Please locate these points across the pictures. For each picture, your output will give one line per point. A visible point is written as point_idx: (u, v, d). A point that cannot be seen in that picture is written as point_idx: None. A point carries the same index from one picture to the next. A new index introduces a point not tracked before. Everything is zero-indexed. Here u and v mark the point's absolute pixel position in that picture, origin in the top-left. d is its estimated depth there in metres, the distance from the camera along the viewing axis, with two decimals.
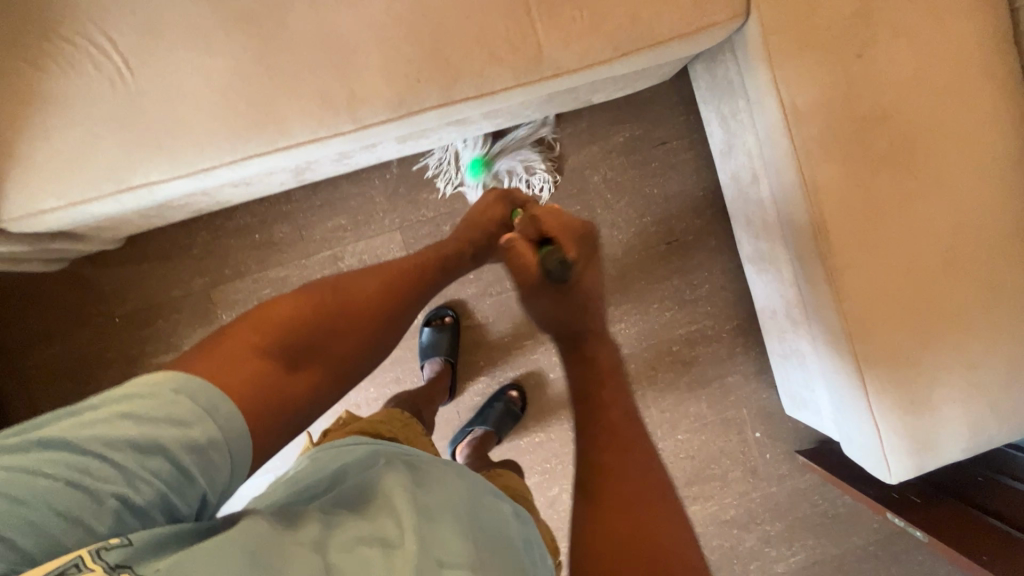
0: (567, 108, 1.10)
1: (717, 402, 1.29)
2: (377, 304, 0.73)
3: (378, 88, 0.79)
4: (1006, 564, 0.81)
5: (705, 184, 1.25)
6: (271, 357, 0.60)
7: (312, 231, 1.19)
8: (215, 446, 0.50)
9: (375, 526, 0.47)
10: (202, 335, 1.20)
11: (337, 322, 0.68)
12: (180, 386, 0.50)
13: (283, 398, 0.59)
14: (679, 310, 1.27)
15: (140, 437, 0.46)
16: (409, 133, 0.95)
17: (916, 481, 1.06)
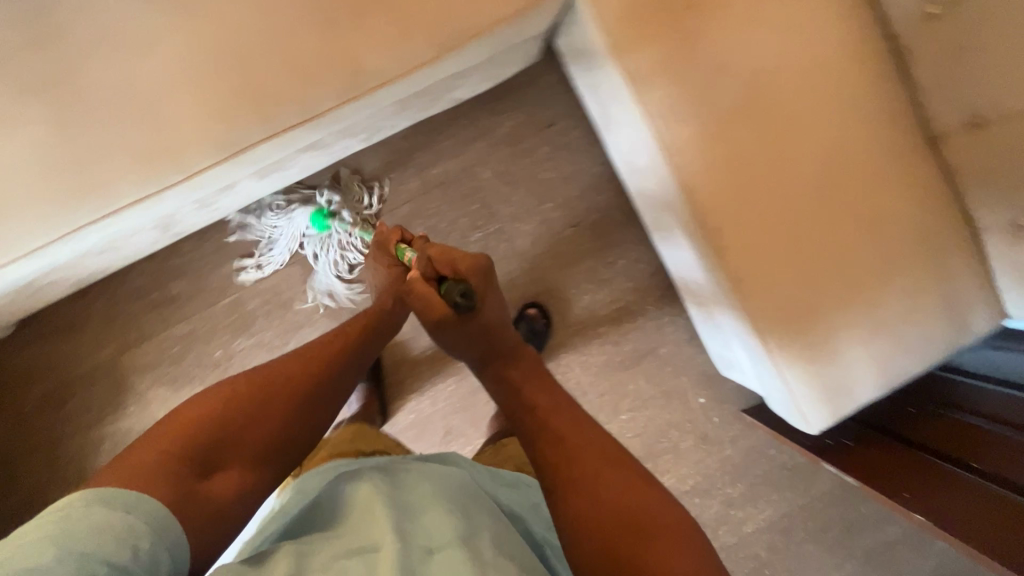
0: (433, 109, 1.06)
1: (654, 376, 1.26)
2: (301, 382, 0.70)
3: (196, 133, 0.76)
4: (926, 498, 0.79)
5: (601, 159, 1.22)
6: (179, 464, 0.57)
7: (209, 279, 1.17)
8: (146, 544, 0.50)
9: (356, 540, 0.57)
10: (119, 404, 1.17)
11: (256, 407, 0.65)
12: (90, 496, 0.50)
13: (205, 502, 0.56)
14: (599, 291, 1.24)
15: (61, 555, 0.46)
16: (262, 167, 0.92)
17: (849, 422, 1.03)
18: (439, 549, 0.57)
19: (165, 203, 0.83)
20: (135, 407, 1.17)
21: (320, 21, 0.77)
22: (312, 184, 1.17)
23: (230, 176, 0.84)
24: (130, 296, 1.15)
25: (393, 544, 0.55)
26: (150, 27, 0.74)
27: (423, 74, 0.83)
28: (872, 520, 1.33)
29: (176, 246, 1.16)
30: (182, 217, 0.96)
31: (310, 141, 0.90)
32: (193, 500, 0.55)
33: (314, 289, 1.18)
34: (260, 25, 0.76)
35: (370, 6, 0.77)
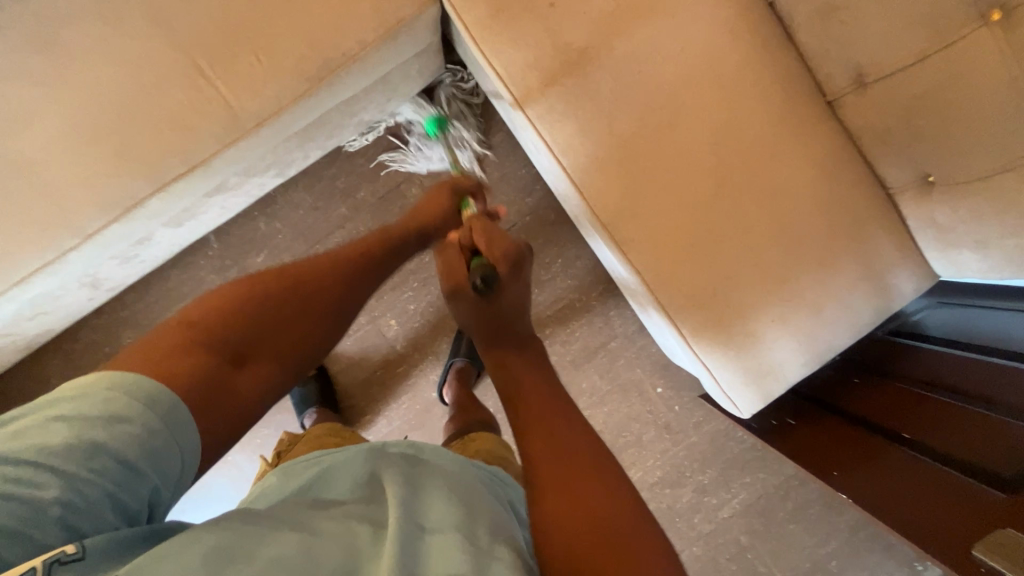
0: (344, 134, 1.07)
1: (608, 371, 1.26)
2: (318, 294, 0.72)
3: (85, 196, 0.78)
4: (857, 480, 0.78)
5: (526, 161, 1.21)
6: (214, 352, 0.60)
7: (157, 327, 1.20)
8: (159, 437, 0.50)
9: (362, 511, 0.48)
10: None
11: (295, 314, 0.69)
12: (118, 382, 0.50)
13: (229, 396, 0.58)
14: (541, 292, 1.24)
15: (80, 438, 0.46)
16: (173, 217, 0.94)
17: (790, 398, 1.02)
18: (439, 532, 0.46)
19: (76, 263, 0.85)
20: None
21: (188, 70, 0.77)
22: (244, 221, 1.19)
23: (134, 230, 0.86)
24: (83, 351, 1.19)
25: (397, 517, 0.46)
26: (21, 96, 0.75)
27: (304, 107, 0.84)
28: None
29: (121, 297, 1.19)
30: (108, 270, 0.99)
31: (211, 187, 0.91)
32: (214, 386, 0.57)
33: None
34: (129, 80, 0.76)
35: (235, 50, 0.78)
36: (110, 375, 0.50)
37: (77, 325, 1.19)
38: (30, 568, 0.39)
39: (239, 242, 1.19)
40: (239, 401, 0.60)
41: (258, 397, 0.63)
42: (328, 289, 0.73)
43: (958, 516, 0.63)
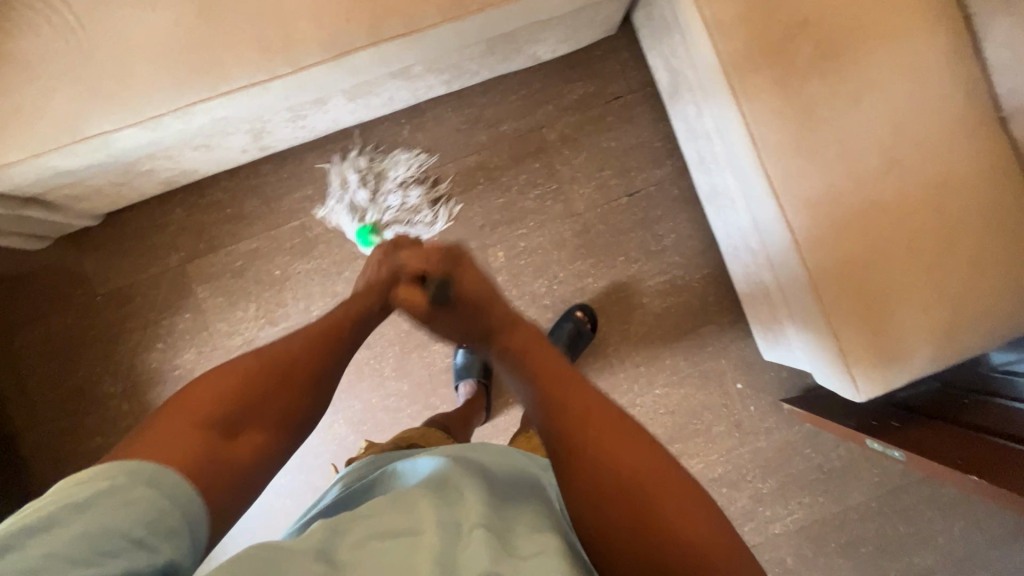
0: (512, 60, 1.14)
1: (693, 354, 1.26)
2: (335, 337, 0.71)
3: (311, 31, 0.84)
4: (979, 468, 0.79)
5: (662, 134, 1.27)
6: (196, 432, 0.54)
7: (280, 202, 1.24)
8: (171, 517, 0.46)
9: (387, 521, 0.48)
10: (179, 309, 1.23)
11: (276, 385, 0.62)
12: (112, 468, 0.46)
13: (237, 473, 0.55)
14: (647, 261, 1.26)
15: (92, 528, 0.41)
16: (355, 88, 1.00)
17: (900, 412, 1.05)
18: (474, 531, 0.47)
19: (270, 97, 0.90)
20: (192, 314, 1.23)
21: None
22: (388, 125, 1.25)
23: (332, 81, 0.91)
24: (204, 209, 1.23)
25: (431, 529, 0.46)
26: None
27: (518, 9, 0.91)
28: (910, 540, 1.26)
29: (255, 167, 1.23)
30: (275, 124, 1.04)
31: (401, 65, 0.96)
32: (205, 461, 0.53)
33: None
34: None
35: None
36: (97, 467, 0.46)
37: (206, 182, 1.23)
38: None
39: (379, 143, 1.24)
40: (233, 478, 0.55)
41: (258, 475, 0.58)
42: (314, 346, 0.68)
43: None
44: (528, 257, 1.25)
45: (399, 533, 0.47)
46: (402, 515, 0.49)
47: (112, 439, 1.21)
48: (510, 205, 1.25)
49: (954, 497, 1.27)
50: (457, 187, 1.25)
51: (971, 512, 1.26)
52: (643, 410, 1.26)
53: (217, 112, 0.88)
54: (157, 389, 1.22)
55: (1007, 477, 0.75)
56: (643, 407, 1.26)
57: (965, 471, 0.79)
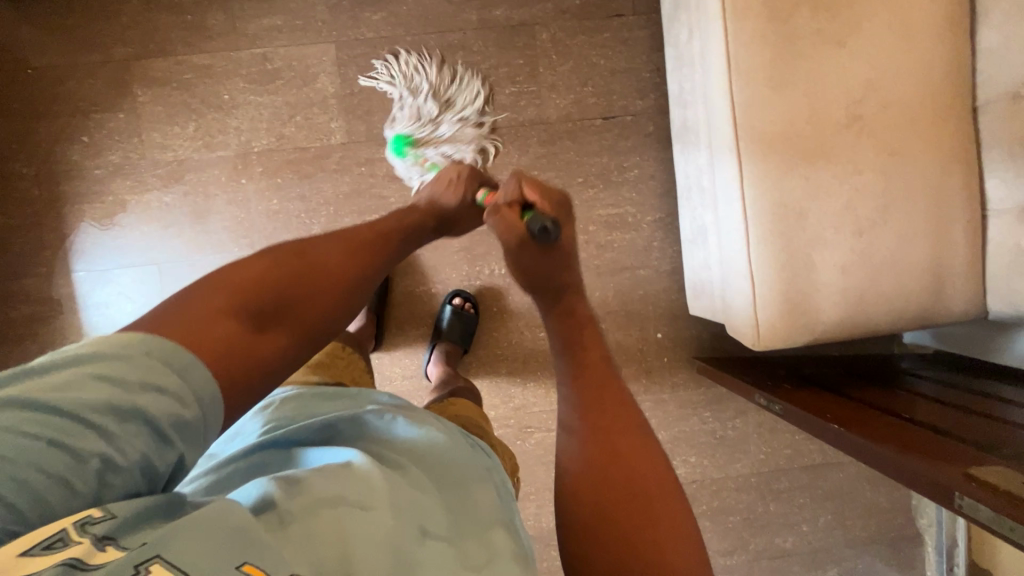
0: None
1: (624, 293, 1.25)
2: (377, 248, 0.64)
3: None
4: (844, 422, 0.82)
5: (654, 66, 1.22)
6: (229, 319, 0.47)
7: (246, 24, 1.16)
8: (194, 412, 0.42)
9: (352, 492, 0.47)
10: (113, 106, 1.16)
11: (314, 286, 0.55)
12: (156, 347, 0.42)
13: (254, 363, 0.48)
14: (604, 190, 1.23)
15: (116, 403, 0.38)
16: None
17: (797, 380, 1.07)
18: (428, 535, 0.48)
19: None
20: (126, 115, 1.16)
21: None
22: None
23: None
24: (161, 8, 1.15)
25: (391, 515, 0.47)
26: None
27: None
28: (776, 521, 1.30)
29: None
30: None
31: None
32: (240, 353, 0.46)
33: (340, 74, 1.18)
34: None
35: None
36: (146, 340, 0.42)
37: None
38: (59, 533, 0.34)
39: None
40: (261, 375, 0.48)
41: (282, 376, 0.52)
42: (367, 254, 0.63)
43: (951, 452, 0.68)
44: (487, 153, 1.21)
45: (355, 504, 0.47)
46: (358, 484, 0.49)
47: (16, 221, 1.16)
48: (484, 97, 1.20)
49: (828, 491, 1.31)
50: (433, 60, 1.19)
51: (840, 508, 1.31)
52: None
53: None
54: (73, 183, 1.16)
55: (863, 428, 0.79)
56: None
57: (831, 422, 0.82)
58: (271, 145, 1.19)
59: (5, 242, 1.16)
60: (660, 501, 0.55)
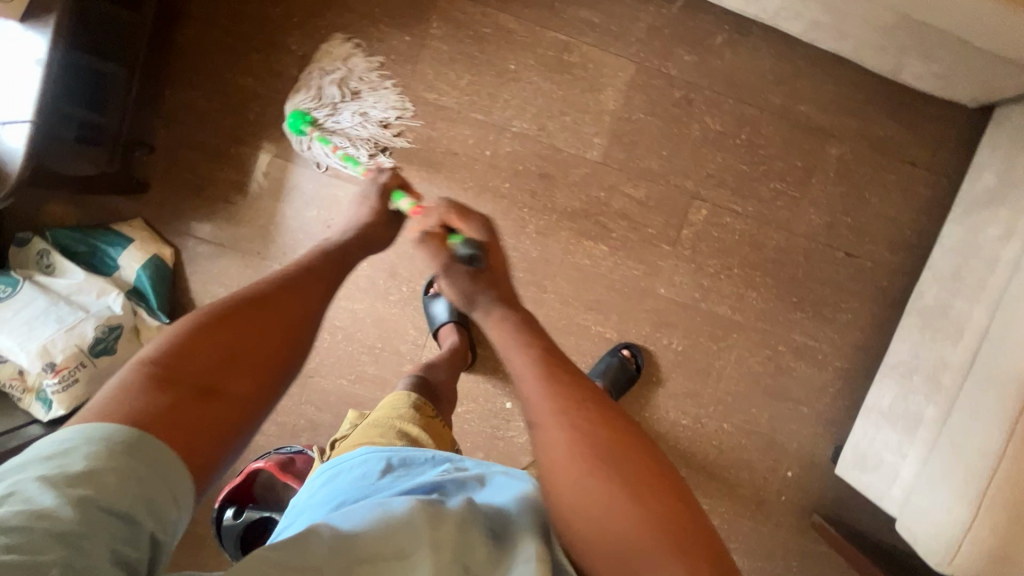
0: (883, 53, 1.01)
1: (777, 420, 1.22)
2: (303, 297, 0.68)
3: None
4: None
5: (920, 226, 1.16)
6: (166, 391, 0.55)
7: (563, 7, 1.11)
8: (150, 485, 0.49)
9: (379, 541, 0.49)
10: (404, 26, 1.12)
11: (252, 338, 0.62)
12: (94, 433, 0.50)
13: (206, 422, 0.56)
14: (810, 319, 1.20)
15: (75, 498, 0.45)
16: None
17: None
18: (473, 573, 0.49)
19: None
20: (411, 39, 1.12)
21: None
22: (709, 18, 1.12)
23: None
24: None
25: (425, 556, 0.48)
26: None
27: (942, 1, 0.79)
28: None
29: None
30: None
31: None
32: (195, 417, 0.55)
33: (626, 95, 1.14)
34: None
35: None
36: (94, 434, 0.50)
37: None
38: None
39: (690, 28, 1.12)
40: (221, 432, 0.57)
41: (252, 413, 0.60)
42: (297, 299, 0.68)
43: None
44: (722, 234, 1.17)
45: (389, 556, 0.48)
46: (386, 531, 0.50)
47: (262, 91, 1.14)
48: (742, 178, 1.16)
49: None
50: (717, 123, 1.14)
51: None
52: (699, 428, 1.23)
53: None
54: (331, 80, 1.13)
55: None
56: (702, 425, 1.23)
57: None
58: (528, 132, 1.15)
59: (244, 106, 1.14)
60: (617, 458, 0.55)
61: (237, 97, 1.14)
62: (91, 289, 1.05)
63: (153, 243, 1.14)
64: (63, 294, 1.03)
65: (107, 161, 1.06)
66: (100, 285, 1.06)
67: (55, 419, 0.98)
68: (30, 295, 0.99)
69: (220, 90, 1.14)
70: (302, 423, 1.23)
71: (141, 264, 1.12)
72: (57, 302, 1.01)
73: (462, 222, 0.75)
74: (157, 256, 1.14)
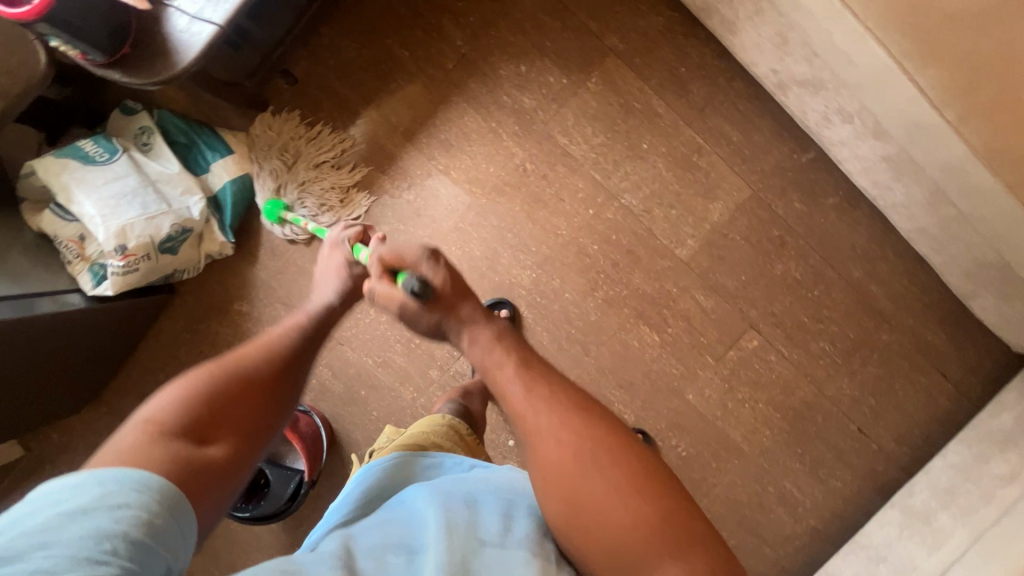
0: (968, 279, 1.09)
1: (739, 551, 1.27)
2: (285, 363, 0.73)
3: (955, 83, 0.78)
4: None
5: (929, 433, 1.25)
6: (169, 439, 0.59)
7: (711, 115, 1.17)
8: (159, 511, 0.52)
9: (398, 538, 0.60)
10: (565, 70, 1.16)
11: (242, 391, 0.67)
12: (106, 476, 0.52)
13: (207, 473, 0.59)
14: (804, 473, 1.26)
15: (93, 533, 0.48)
16: (895, 157, 0.96)
17: None
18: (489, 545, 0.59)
19: (888, 94, 0.85)
20: (567, 84, 1.16)
21: None
22: (830, 180, 1.19)
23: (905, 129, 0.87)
24: (671, 44, 1.16)
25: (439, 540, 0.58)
26: None
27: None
28: None
29: (736, 73, 1.16)
30: (830, 94, 0.96)
31: (940, 186, 0.92)
32: (190, 468, 0.58)
33: (731, 214, 1.20)
34: None
35: None
36: (106, 471, 0.52)
37: (700, 32, 1.16)
38: None
39: (811, 181, 1.19)
40: (220, 480, 0.60)
41: (235, 465, 0.63)
42: (274, 360, 0.72)
43: None
44: (761, 368, 1.24)
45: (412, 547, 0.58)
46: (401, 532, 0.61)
47: (410, 68, 1.16)
48: (799, 328, 1.23)
49: None
50: (798, 271, 1.22)
51: None
52: None
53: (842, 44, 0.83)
54: (478, 86, 1.16)
55: None
56: None
57: None
58: (634, 209, 1.19)
59: (388, 75, 1.16)
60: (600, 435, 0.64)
61: (384, 63, 1.16)
62: (177, 184, 1.04)
63: (250, 163, 1.14)
64: (151, 180, 1.02)
65: (246, 74, 1.05)
66: (187, 183, 1.05)
67: (101, 295, 0.99)
68: (124, 169, 0.99)
69: (371, 50, 1.16)
70: (312, 382, 1.23)
71: (231, 178, 1.11)
72: (146, 186, 1.00)
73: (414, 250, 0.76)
74: (247, 176, 1.13)
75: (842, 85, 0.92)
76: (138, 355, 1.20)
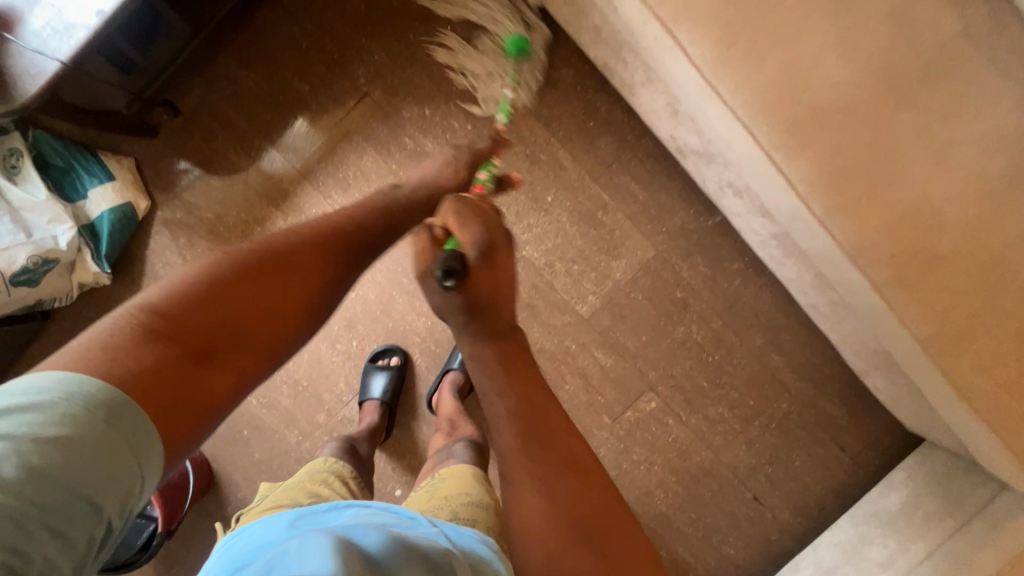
0: (859, 358, 1.08)
1: None
2: (305, 287, 0.65)
3: (819, 177, 0.76)
4: None
5: (824, 505, 1.23)
6: (168, 342, 0.54)
7: (619, 173, 1.15)
8: (110, 436, 0.46)
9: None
10: (472, 117, 1.13)
11: (261, 296, 0.61)
12: (69, 386, 0.46)
13: (197, 393, 0.54)
14: (699, 540, 1.23)
15: (28, 470, 0.43)
16: (782, 235, 0.94)
17: None
18: None
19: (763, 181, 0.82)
20: (472, 130, 1.13)
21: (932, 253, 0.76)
22: (735, 246, 1.17)
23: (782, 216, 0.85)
24: (580, 98, 1.13)
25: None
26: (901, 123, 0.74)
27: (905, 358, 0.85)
28: None
29: (645, 132, 1.14)
30: (720, 167, 0.94)
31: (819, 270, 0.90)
32: (178, 379, 0.53)
33: (634, 273, 1.17)
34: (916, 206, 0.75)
35: (960, 305, 0.77)
36: (67, 380, 0.47)
37: (610, 88, 1.14)
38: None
39: (715, 246, 1.17)
40: (212, 397, 0.56)
41: (228, 396, 0.58)
42: (303, 265, 0.66)
43: None
44: (658, 431, 1.21)
45: None
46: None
47: (310, 102, 1.12)
48: (698, 392, 1.21)
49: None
50: (699, 335, 1.19)
51: None
52: None
53: (716, 126, 0.81)
54: (381, 126, 1.12)
55: None
56: None
57: None
58: (536, 262, 1.16)
59: (288, 107, 1.12)
60: (567, 491, 0.59)
61: (283, 94, 1.11)
62: (44, 212, 0.99)
63: (133, 191, 1.10)
64: (13, 207, 0.97)
65: (125, 102, 1.01)
66: (55, 211, 1.00)
67: None
68: None
69: (272, 81, 1.11)
70: None
71: (109, 207, 1.06)
72: (3, 215, 0.96)
73: (476, 225, 0.65)
74: (129, 205, 1.09)
75: (727, 163, 0.90)
76: (3, 383, 1.13)
